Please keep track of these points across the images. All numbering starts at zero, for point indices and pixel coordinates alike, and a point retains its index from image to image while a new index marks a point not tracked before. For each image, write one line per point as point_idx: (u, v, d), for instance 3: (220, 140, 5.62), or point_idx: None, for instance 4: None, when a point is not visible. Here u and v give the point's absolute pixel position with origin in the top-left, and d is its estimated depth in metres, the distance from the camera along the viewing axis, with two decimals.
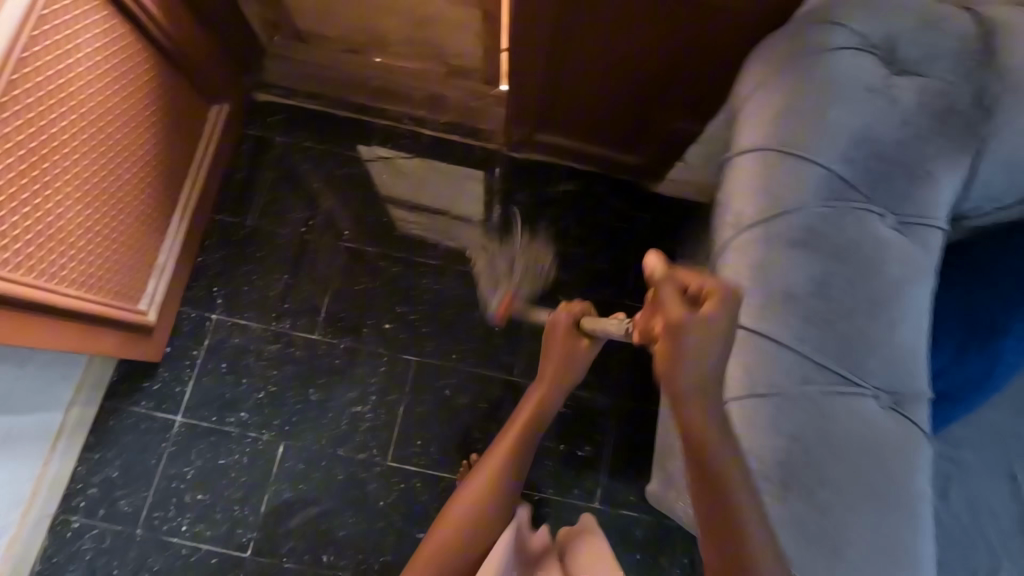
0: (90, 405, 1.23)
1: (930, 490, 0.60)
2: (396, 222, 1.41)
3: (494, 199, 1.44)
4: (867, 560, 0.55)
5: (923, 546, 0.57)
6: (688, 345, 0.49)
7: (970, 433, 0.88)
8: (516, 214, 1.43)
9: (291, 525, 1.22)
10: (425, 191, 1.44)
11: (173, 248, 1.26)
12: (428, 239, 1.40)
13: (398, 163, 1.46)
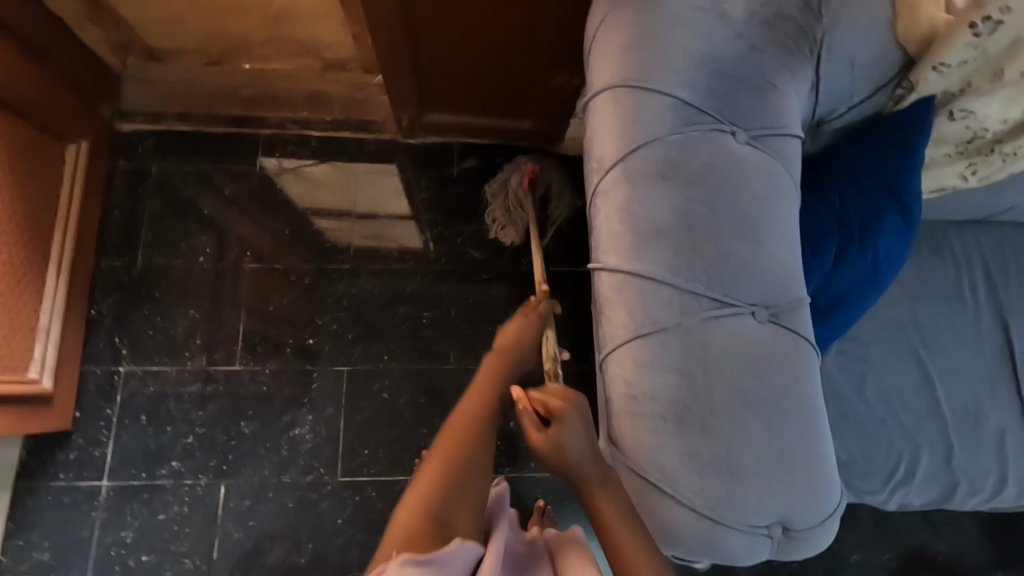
0: (1, 490, 1.14)
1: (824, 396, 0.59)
2: (300, 232, 1.35)
3: (408, 191, 1.40)
4: (767, 479, 0.53)
5: (824, 453, 0.56)
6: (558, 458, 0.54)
7: (874, 329, 0.92)
8: (426, 202, 1.39)
9: (249, 564, 1.17)
10: (341, 195, 1.38)
11: (56, 306, 1.16)
12: (338, 243, 1.35)
13: (307, 171, 1.39)
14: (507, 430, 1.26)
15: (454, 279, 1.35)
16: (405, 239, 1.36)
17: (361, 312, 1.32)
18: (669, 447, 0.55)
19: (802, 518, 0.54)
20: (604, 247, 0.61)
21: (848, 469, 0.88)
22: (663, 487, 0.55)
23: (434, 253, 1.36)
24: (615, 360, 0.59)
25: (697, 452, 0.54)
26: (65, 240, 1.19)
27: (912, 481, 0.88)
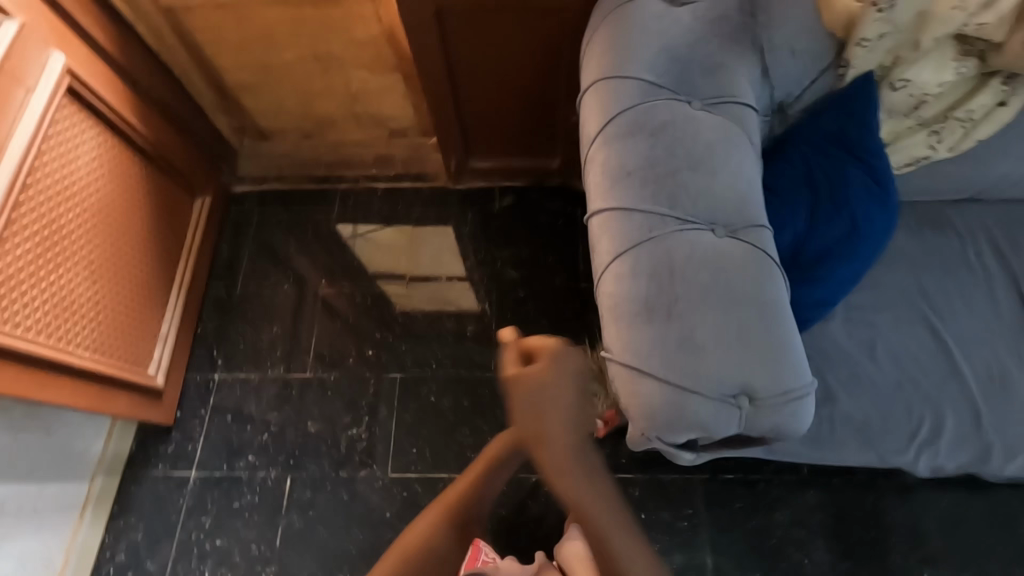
0: (113, 474, 1.34)
1: (783, 291, 0.68)
2: (363, 264, 1.60)
3: (463, 240, 1.61)
4: (727, 352, 0.63)
5: (781, 333, 0.64)
6: (522, 394, 0.67)
7: (873, 295, 0.97)
8: (469, 238, 1.61)
9: (305, 552, 1.27)
10: (409, 258, 1.59)
11: (174, 319, 1.43)
12: (395, 273, 1.57)
13: (379, 236, 1.63)
14: None
15: (495, 299, 1.52)
16: (462, 302, 1.52)
17: (413, 327, 1.50)
18: (644, 335, 0.65)
19: (765, 387, 0.62)
20: (591, 196, 0.76)
21: (869, 431, 0.89)
22: (641, 370, 0.64)
23: (476, 280, 1.55)
24: (602, 280, 0.71)
25: (666, 334, 0.64)
26: (187, 269, 1.49)
27: (939, 442, 0.88)
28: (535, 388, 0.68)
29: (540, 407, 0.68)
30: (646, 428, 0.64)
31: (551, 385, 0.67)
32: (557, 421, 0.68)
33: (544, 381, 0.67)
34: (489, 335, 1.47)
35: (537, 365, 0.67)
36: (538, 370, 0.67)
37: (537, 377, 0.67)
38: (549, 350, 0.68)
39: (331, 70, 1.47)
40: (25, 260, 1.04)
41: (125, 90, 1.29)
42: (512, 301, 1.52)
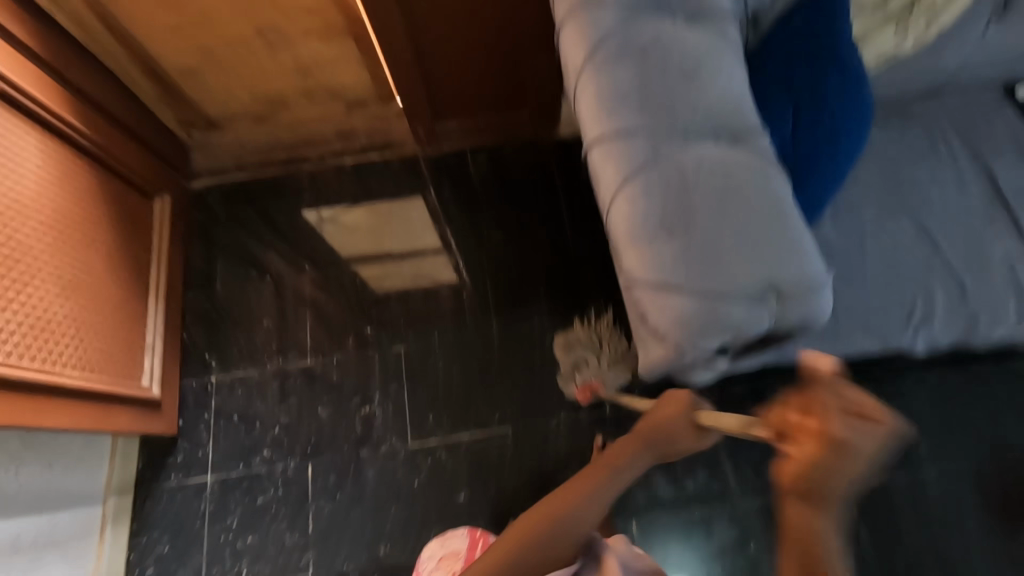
0: (125, 493, 1.29)
1: (788, 189, 0.70)
2: (341, 248, 1.55)
3: (438, 210, 1.58)
4: (748, 251, 0.64)
5: (795, 226, 0.67)
6: (817, 468, 0.56)
7: (856, 194, 1.01)
8: (441, 207, 1.58)
9: (341, 533, 1.28)
10: (380, 237, 1.56)
11: (157, 328, 1.36)
12: (375, 253, 1.54)
13: (345, 220, 1.59)
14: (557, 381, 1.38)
15: (484, 260, 1.51)
16: (438, 273, 1.50)
17: (407, 300, 1.48)
18: (666, 250, 0.66)
19: (789, 278, 0.64)
20: (588, 126, 0.76)
21: (868, 319, 0.94)
22: (669, 284, 0.65)
23: (455, 249, 1.53)
24: (614, 207, 0.71)
25: (688, 245, 0.65)
26: (160, 273, 1.42)
27: (931, 320, 0.94)
28: (826, 465, 0.55)
29: (832, 474, 0.55)
30: (681, 338, 0.66)
31: (842, 477, 0.56)
32: (838, 494, 0.56)
33: (840, 454, 0.55)
34: (486, 296, 1.47)
35: (836, 449, 0.56)
36: (820, 440, 0.55)
37: (830, 453, 0.55)
38: (853, 415, 0.57)
39: (276, 45, 1.36)
40: None
41: (57, 90, 1.18)
42: (501, 261, 1.50)
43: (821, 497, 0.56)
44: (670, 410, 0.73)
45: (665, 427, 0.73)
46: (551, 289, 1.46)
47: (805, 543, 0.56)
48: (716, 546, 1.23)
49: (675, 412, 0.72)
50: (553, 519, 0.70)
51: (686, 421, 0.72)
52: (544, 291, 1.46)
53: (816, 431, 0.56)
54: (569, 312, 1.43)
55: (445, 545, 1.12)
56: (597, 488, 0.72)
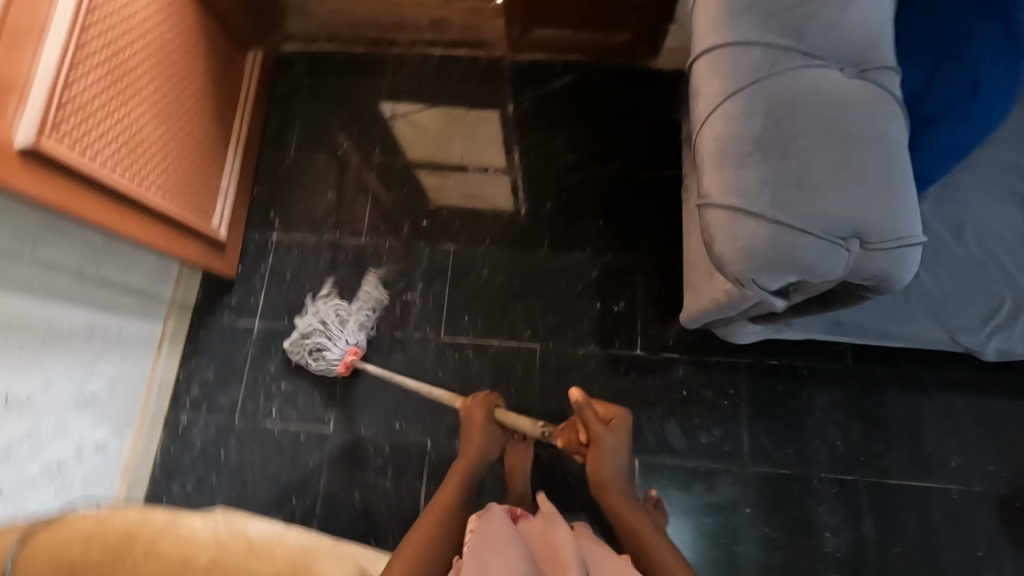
0: (183, 320, 1.42)
1: (903, 138, 0.65)
2: (409, 147, 1.55)
3: (513, 124, 1.54)
4: (842, 190, 0.61)
5: (900, 174, 0.62)
6: (610, 459, 0.94)
7: (971, 174, 0.92)
8: (510, 127, 1.54)
9: (364, 400, 1.36)
10: (449, 147, 1.54)
11: (232, 175, 1.43)
12: (446, 161, 1.53)
13: (417, 118, 1.57)
14: (594, 312, 1.38)
15: (553, 185, 1.48)
16: (495, 198, 1.48)
17: (466, 203, 1.49)
18: (754, 172, 0.63)
19: (879, 226, 0.60)
20: (701, 32, 0.70)
21: (943, 305, 0.89)
22: (748, 207, 0.62)
23: (518, 174, 1.50)
24: (708, 122, 0.68)
25: (778, 172, 0.62)
26: (242, 126, 1.48)
27: (1014, 325, 0.88)
28: (608, 454, 0.94)
29: (598, 460, 0.94)
30: (743, 269, 0.63)
31: (622, 448, 0.96)
32: (620, 471, 0.94)
33: (613, 448, 0.94)
34: (538, 215, 1.46)
35: (607, 435, 0.95)
36: (611, 433, 0.95)
37: (611, 442, 0.94)
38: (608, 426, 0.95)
39: None
40: (104, 91, 1.02)
41: None
42: (566, 191, 1.47)
43: (612, 480, 0.94)
44: (476, 420, 1.04)
45: (473, 446, 1.01)
46: (610, 221, 1.43)
47: (616, 507, 0.92)
48: (716, 502, 1.24)
49: (489, 429, 1.04)
50: (419, 566, 0.81)
51: (490, 423, 1.05)
52: (602, 224, 1.43)
53: (596, 437, 0.95)
54: (622, 250, 1.41)
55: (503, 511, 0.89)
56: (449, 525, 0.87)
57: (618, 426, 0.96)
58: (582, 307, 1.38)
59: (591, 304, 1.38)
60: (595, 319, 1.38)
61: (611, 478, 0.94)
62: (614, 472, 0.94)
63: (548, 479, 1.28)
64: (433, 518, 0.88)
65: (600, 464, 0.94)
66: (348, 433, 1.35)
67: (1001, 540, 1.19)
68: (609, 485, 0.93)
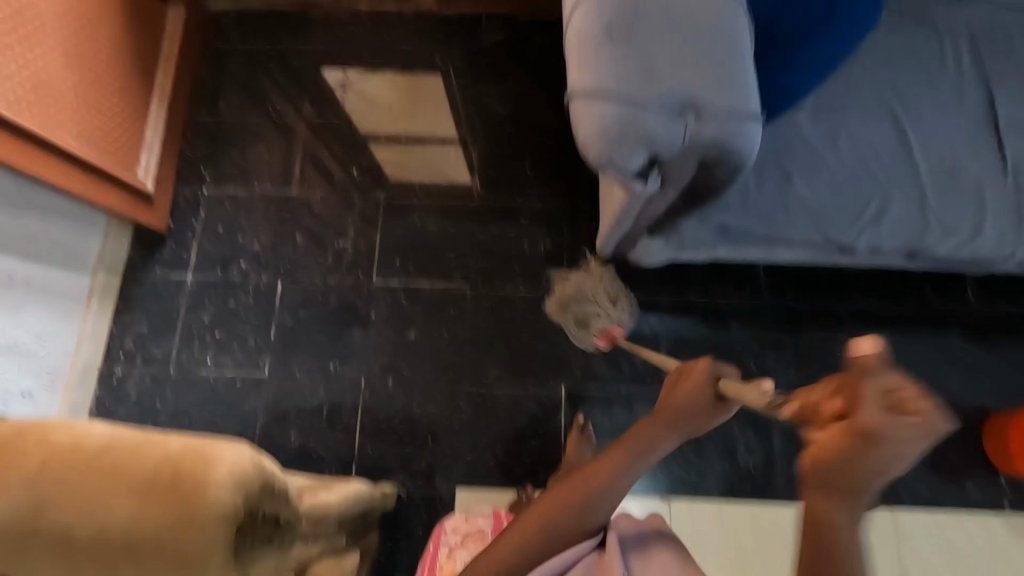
0: (114, 275, 1.42)
1: (743, 20, 0.70)
2: (351, 116, 1.55)
3: (447, 77, 1.56)
4: (682, 68, 0.65)
5: (736, 52, 0.67)
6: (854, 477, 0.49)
7: (844, 90, 0.98)
8: (456, 90, 1.55)
9: (299, 345, 1.39)
10: (402, 119, 1.54)
11: (157, 129, 1.43)
12: (395, 135, 1.53)
13: (362, 86, 1.58)
14: (522, 251, 1.42)
15: (492, 143, 1.51)
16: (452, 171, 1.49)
17: (396, 153, 1.52)
18: (605, 58, 0.67)
19: (714, 99, 0.65)
20: None
21: (817, 206, 0.94)
22: (600, 92, 0.66)
23: (467, 142, 1.52)
24: (569, 21, 0.71)
25: (625, 57, 0.66)
26: (166, 81, 1.47)
27: (880, 222, 0.94)
28: (858, 460, 0.48)
29: (843, 477, 0.49)
30: (600, 151, 0.68)
31: (886, 465, 0.48)
32: (866, 485, 0.50)
33: (882, 463, 0.48)
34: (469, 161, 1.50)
35: (867, 446, 0.47)
36: (869, 441, 0.46)
37: (871, 450, 0.47)
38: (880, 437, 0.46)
39: None
40: (6, 32, 1.02)
41: None
42: (501, 147, 1.50)
43: (848, 494, 0.50)
44: (695, 382, 0.67)
45: (686, 406, 0.67)
46: (536, 165, 1.48)
47: (829, 529, 0.52)
48: (638, 423, 1.32)
49: (697, 399, 0.66)
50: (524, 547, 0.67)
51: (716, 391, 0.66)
52: (530, 171, 1.48)
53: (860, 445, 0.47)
54: (550, 195, 1.46)
55: (468, 521, 0.94)
56: (573, 504, 0.68)
57: (907, 431, 0.46)
58: (510, 247, 1.43)
59: (519, 244, 1.43)
60: (522, 258, 1.42)
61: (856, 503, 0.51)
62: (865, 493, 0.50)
63: (479, 408, 1.34)
64: (569, 495, 0.69)
65: (825, 461, 0.50)
66: (285, 377, 1.37)
67: None
68: (840, 498, 0.51)
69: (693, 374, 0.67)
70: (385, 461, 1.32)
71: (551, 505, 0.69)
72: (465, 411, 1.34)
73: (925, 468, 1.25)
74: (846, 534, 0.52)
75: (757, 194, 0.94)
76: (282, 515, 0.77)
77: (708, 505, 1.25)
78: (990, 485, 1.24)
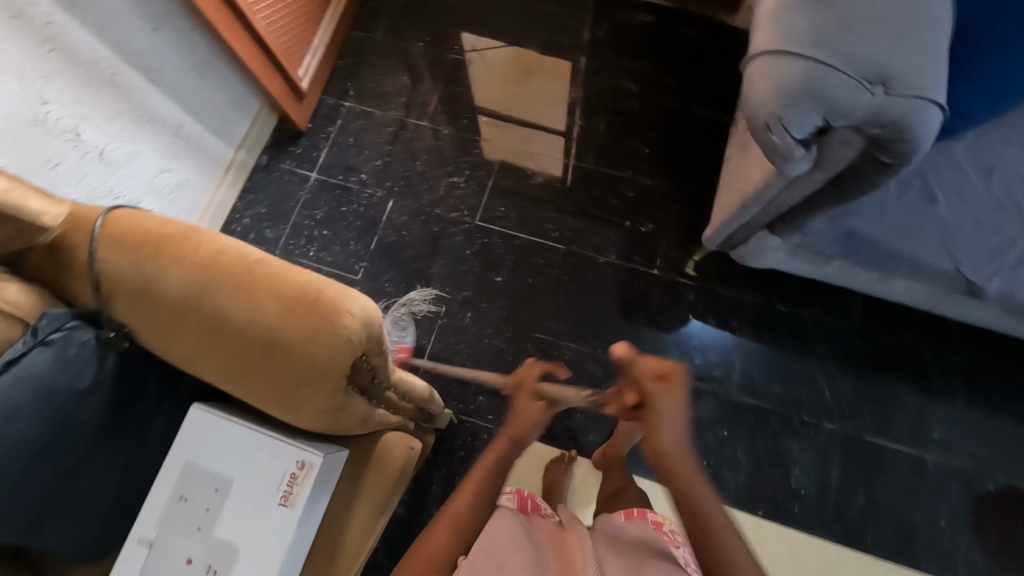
0: (251, 156, 1.55)
1: (945, 20, 0.72)
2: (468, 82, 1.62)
3: (589, 52, 1.61)
4: (878, 45, 0.68)
5: (932, 46, 0.70)
6: (662, 419, 0.67)
7: (1010, 129, 0.97)
8: (578, 79, 1.60)
9: (393, 260, 1.47)
10: (516, 97, 1.59)
11: (324, 38, 1.56)
12: (502, 115, 1.58)
13: (490, 56, 1.64)
14: (622, 228, 1.45)
15: (608, 130, 1.54)
16: (542, 162, 1.53)
17: (517, 116, 1.57)
18: (810, 21, 0.69)
19: (903, 80, 0.67)
20: None
21: (956, 235, 0.93)
22: (791, 49, 0.69)
23: (572, 133, 1.55)
24: None
25: (825, 23, 0.69)
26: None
27: (1018, 267, 0.92)
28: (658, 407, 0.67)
29: (646, 424, 0.68)
30: (775, 105, 0.70)
31: (682, 413, 0.68)
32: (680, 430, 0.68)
33: (675, 407, 0.67)
34: (590, 133, 1.54)
35: (660, 394, 0.67)
36: (671, 391, 0.67)
37: (662, 398, 0.67)
38: (670, 379, 0.68)
39: None
40: None
41: None
42: (611, 138, 1.53)
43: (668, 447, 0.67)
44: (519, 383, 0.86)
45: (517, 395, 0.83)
46: (655, 151, 1.51)
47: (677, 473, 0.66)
48: (695, 419, 1.29)
49: (533, 407, 0.80)
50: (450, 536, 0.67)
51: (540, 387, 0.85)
52: (647, 150, 1.51)
53: (648, 398, 0.68)
54: (660, 177, 1.48)
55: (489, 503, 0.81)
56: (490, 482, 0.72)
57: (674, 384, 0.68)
58: (611, 222, 1.46)
59: (621, 221, 1.46)
60: (620, 235, 1.45)
61: (671, 449, 0.66)
62: (677, 440, 0.67)
63: (544, 361, 1.37)
64: (463, 500, 0.70)
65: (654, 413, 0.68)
66: (374, 285, 1.46)
67: (966, 517, 1.21)
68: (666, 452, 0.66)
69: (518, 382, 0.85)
70: (444, 386, 1.37)
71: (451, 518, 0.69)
72: (530, 361, 1.38)
73: (987, 547, 1.19)
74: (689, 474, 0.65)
75: (897, 208, 0.94)
76: (381, 372, 0.81)
77: (748, 517, 1.23)
78: None
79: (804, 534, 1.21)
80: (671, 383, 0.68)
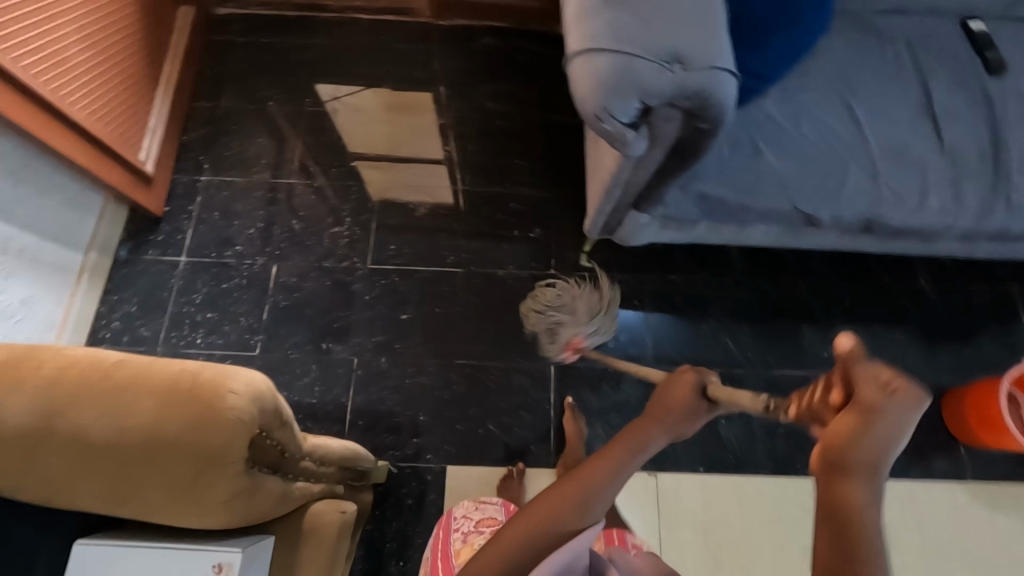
0: (105, 255, 1.42)
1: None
2: (331, 131, 1.60)
3: (443, 80, 1.66)
4: (666, 29, 0.76)
5: (713, 21, 0.79)
6: (857, 457, 0.41)
7: (802, 82, 1.11)
8: (441, 107, 1.63)
9: (291, 325, 1.40)
10: (385, 135, 1.60)
11: (161, 116, 1.48)
12: (376, 155, 1.58)
13: (349, 101, 1.64)
14: (513, 238, 1.49)
15: (479, 150, 1.59)
16: (427, 190, 1.54)
17: (398, 154, 1.58)
18: (604, 19, 0.77)
19: (694, 56, 0.76)
20: None
21: (786, 179, 1.05)
22: (594, 47, 0.76)
23: (447, 157, 1.58)
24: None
25: (616, 19, 0.76)
26: (171, 73, 1.53)
27: (840, 195, 1.05)
28: (850, 445, 0.41)
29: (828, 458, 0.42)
30: (596, 98, 0.77)
31: (889, 456, 0.41)
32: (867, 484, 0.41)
33: (882, 445, 0.41)
34: (462, 156, 1.58)
35: (864, 418, 0.41)
36: (883, 413, 0.40)
37: (871, 428, 0.41)
38: (884, 406, 0.40)
39: None
40: (34, 13, 1.10)
41: None
42: (484, 157, 1.58)
43: (844, 504, 0.42)
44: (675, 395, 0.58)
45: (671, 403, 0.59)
46: (526, 160, 1.57)
47: (854, 545, 0.41)
48: (625, 400, 1.35)
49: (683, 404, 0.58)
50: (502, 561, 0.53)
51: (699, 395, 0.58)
52: (519, 161, 1.57)
53: (835, 418, 0.42)
54: (538, 183, 1.55)
55: (479, 510, 0.95)
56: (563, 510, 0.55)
57: (893, 408, 0.40)
58: (502, 236, 1.50)
59: (510, 233, 1.50)
60: (513, 245, 1.49)
61: (854, 503, 0.42)
62: (868, 490, 0.41)
63: (470, 384, 1.36)
64: (539, 518, 0.55)
65: (837, 446, 0.42)
66: (276, 355, 1.38)
67: None
68: (836, 511, 0.42)
69: (680, 385, 0.59)
70: (376, 439, 1.32)
71: (521, 529, 0.55)
72: (457, 389, 1.36)
73: None
74: (873, 553, 0.41)
75: (731, 167, 1.04)
76: (287, 447, 0.77)
77: (692, 478, 1.28)
78: (954, 456, 1.31)
79: (743, 476, 1.29)
80: (889, 407, 0.40)
